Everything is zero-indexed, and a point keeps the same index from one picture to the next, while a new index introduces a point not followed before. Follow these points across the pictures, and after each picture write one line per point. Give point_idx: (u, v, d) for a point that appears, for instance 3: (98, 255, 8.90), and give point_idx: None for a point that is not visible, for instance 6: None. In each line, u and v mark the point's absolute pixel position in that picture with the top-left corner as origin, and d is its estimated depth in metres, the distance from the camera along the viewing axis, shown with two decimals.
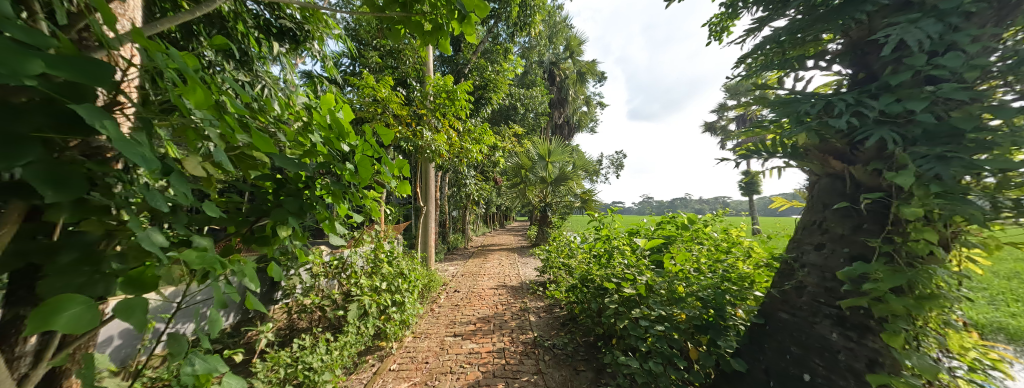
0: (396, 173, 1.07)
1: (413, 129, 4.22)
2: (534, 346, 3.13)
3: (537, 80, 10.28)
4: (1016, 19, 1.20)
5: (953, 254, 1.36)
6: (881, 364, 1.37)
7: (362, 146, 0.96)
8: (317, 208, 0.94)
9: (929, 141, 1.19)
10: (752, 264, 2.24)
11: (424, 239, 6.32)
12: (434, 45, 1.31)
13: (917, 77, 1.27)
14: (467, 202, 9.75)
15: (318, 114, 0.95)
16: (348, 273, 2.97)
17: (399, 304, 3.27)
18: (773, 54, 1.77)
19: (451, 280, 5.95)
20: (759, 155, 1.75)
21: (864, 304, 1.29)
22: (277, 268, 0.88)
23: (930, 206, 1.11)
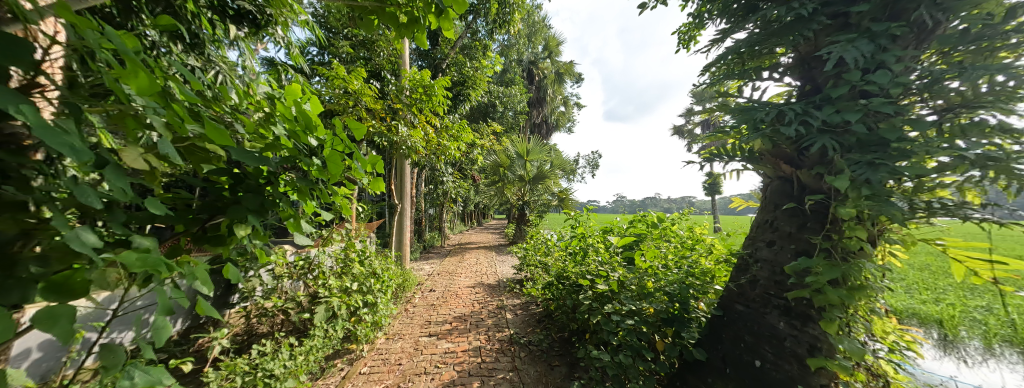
0: (369, 169, 1.02)
1: (388, 123, 4.08)
2: (510, 344, 3.15)
3: (515, 78, 10.29)
4: (931, 44, 1.37)
5: (879, 249, 1.54)
6: (819, 349, 1.52)
7: (331, 140, 0.91)
8: (280, 205, 0.88)
9: (861, 149, 1.34)
10: (713, 260, 2.45)
11: (398, 237, 6.14)
12: (409, 38, 1.26)
13: (853, 91, 1.42)
14: (444, 201, 9.59)
15: (282, 105, 0.89)
16: (315, 273, 2.81)
17: (370, 305, 3.15)
18: (733, 64, 1.89)
19: (427, 279, 5.84)
20: (721, 158, 1.85)
21: (807, 295, 1.43)
22: (234, 270, 0.82)
23: (860, 207, 1.25)
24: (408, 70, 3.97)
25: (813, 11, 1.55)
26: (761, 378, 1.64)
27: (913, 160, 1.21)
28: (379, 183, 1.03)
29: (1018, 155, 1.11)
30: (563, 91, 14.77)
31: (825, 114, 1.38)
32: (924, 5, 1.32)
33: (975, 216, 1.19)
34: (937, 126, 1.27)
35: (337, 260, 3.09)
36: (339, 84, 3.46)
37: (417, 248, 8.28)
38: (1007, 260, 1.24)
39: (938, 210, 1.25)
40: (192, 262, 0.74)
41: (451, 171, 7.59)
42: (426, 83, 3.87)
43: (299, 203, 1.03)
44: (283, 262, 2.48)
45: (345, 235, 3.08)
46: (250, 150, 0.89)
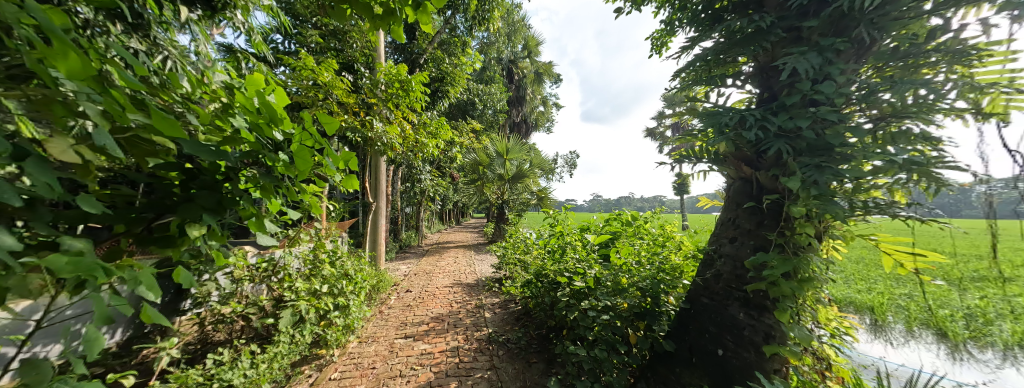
0: (343, 167, 0.96)
1: (362, 118, 3.92)
2: (488, 343, 3.15)
3: (495, 76, 10.24)
4: (867, 59, 1.52)
5: (824, 245, 1.70)
6: (773, 336, 1.65)
7: (299, 134, 0.86)
8: (241, 204, 0.82)
9: (811, 153, 1.47)
10: (682, 255, 2.58)
11: (373, 237, 5.94)
12: (385, 31, 1.21)
13: (805, 99, 1.54)
14: (422, 199, 9.39)
15: (244, 95, 0.83)
16: (280, 276, 2.65)
17: (341, 308, 3.03)
18: (701, 71, 1.99)
19: (403, 279, 5.70)
20: (689, 160, 1.95)
21: (764, 287, 1.54)
22: (186, 273, 0.76)
23: (810, 206, 1.37)
24: (384, 64, 3.83)
25: (770, 25, 1.68)
26: (723, 365, 1.75)
27: (853, 164, 1.34)
28: (353, 181, 0.95)
29: (936, 160, 1.27)
30: (542, 91, 14.89)
31: (780, 120, 1.50)
32: (863, 23, 1.47)
33: (902, 213, 1.37)
34: (872, 133, 1.42)
35: (304, 262, 2.93)
36: (310, 75, 3.28)
37: (393, 248, 8.05)
38: (926, 251, 1.44)
39: (873, 208, 1.40)
40: (135, 265, 0.68)
41: (429, 169, 7.44)
42: (403, 78, 3.76)
43: (263, 201, 0.96)
44: (245, 264, 2.30)
45: (314, 235, 2.92)
46: (205, 143, 0.82)
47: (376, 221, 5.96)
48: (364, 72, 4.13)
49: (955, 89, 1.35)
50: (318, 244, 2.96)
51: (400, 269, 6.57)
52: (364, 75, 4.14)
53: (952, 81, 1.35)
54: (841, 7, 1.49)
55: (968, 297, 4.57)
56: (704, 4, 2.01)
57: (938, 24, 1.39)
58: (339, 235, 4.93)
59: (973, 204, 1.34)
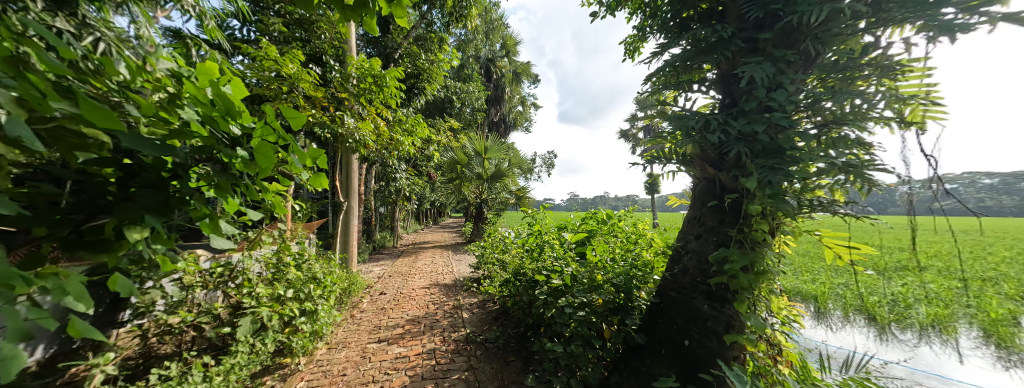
0: (311, 165, 0.89)
1: (332, 114, 3.73)
2: (466, 343, 3.12)
3: (473, 75, 10.12)
4: (813, 70, 1.67)
5: (777, 240, 1.84)
6: (734, 326, 1.76)
7: (260, 129, 0.80)
8: (191, 203, 0.75)
9: (766, 155, 1.59)
10: (653, 252, 2.70)
11: (344, 238, 5.70)
12: (357, 22, 1.16)
13: (760, 106, 1.66)
14: (397, 198, 9.11)
15: (195, 85, 0.76)
16: (238, 281, 2.46)
17: (308, 313, 2.88)
18: (670, 76, 2.08)
19: (377, 282, 5.50)
20: (659, 160, 2.04)
21: (725, 280, 1.65)
22: (124, 281, 0.70)
23: (765, 204, 1.48)
24: (355, 57, 3.66)
25: (730, 36, 1.80)
26: (689, 355, 1.84)
27: (801, 166, 1.47)
28: (322, 180, 0.87)
29: (870, 163, 1.42)
30: (520, 91, 14.93)
31: (740, 124, 1.61)
32: (809, 37, 1.60)
33: (841, 211, 1.52)
34: (818, 138, 1.55)
35: (265, 265, 2.75)
36: (274, 67, 3.06)
37: (367, 249, 7.77)
38: (861, 244, 1.61)
39: (817, 206, 1.54)
40: (62, 272, 0.61)
41: (405, 168, 7.24)
42: (376, 73, 3.61)
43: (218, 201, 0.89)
44: (197, 269, 2.09)
45: (277, 236, 2.74)
46: (148, 137, 0.75)
47: (348, 222, 5.71)
48: (334, 65, 3.93)
49: (884, 100, 1.52)
50: (281, 246, 2.77)
51: (374, 271, 6.35)
52: (334, 68, 3.93)
53: (881, 93, 1.51)
54: (792, 22, 1.62)
55: (895, 285, 5.16)
56: (673, 13, 2.12)
57: (870, 41, 1.55)
58: (307, 237, 4.68)
59: (898, 202, 1.52)
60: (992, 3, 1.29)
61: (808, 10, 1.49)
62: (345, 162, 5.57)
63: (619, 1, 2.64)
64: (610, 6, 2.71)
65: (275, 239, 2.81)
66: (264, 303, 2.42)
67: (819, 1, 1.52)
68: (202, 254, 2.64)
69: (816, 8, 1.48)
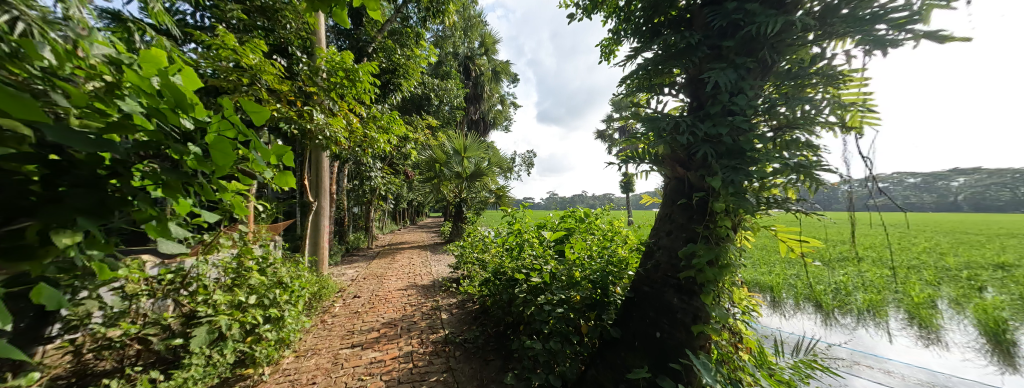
0: (275, 163, 0.83)
1: (300, 109, 3.52)
2: (444, 344, 3.07)
3: (451, 72, 9.97)
4: (769, 77, 1.79)
5: (740, 235, 1.96)
6: (700, 317, 1.86)
7: (215, 123, 0.74)
8: (135, 205, 0.69)
9: (729, 156, 1.69)
10: (628, 249, 2.80)
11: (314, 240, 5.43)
12: (326, 12, 1.09)
13: (724, 109, 1.76)
14: (371, 198, 8.80)
15: (137, 75, 0.69)
16: (191, 288, 2.27)
17: (273, 320, 2.72)
18: (643, 79, 2.16)
19: (350, 284, 5.28)
20: (634, 160, 2.12)
21: (694, 274, 1.74)
22: (46, 294, 0.64)
23: (728, 202, 1.59)
24: (325, 50, 3.47)
25: (697, 42, 1.89)
26: (660, 346, 1.92)
27: (759, 166, 1.58)
28: (287, 179, 0.81)
29: (818, 163, 1.55)
30: (499, 89, 14.90)
31: (706, 127, 1.70)
32: (767, 47, 1.72)
33: (794, 207, 1.66)
34: (773, 141, 1.67)
35: (223, 271, 2.55)
36: (232, 57, 2.84)
37: (339, 251, 7.46)
38: (810, 238, 1.76)
39: (773, 204, 1.68)
40: None
41: (380, 166, 7.01)
42: (348, 67, 3.44)
43: (167, 201, 0.81)
44: (143, 276, 1.89)
45: (236, 239, 2.55)
46: (82, 130, 0.67)
47: (318, 223, 5.45)
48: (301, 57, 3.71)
49: (829, 106, 1.67)
50: (242, 250, 2.58)
51: (347, 273, 6.09)
52: (301, 61, 3.72)
53: (827, 99, 1.66)
54: (751, 31, 1.73)
55: (839, 274, 5.71)
56: (646, 18, 2.20)
57: (818, 52, 1.69)
58: (274, 239, 4.42)
59: (840, 200, 1.68)
60: (916, 21, 1.45)
61: (766, 21, 1.60)
62: (314, 160, 5.32)
63: (596, 5, 2.70)
64: (587, 9, 2.77)
65: (235, 242, 2.61)
66: (222, 311, 2.26)
67: (775, 13, 1.63)
68: (149, 259, 2.40)
69: (773, 19, 1.59)
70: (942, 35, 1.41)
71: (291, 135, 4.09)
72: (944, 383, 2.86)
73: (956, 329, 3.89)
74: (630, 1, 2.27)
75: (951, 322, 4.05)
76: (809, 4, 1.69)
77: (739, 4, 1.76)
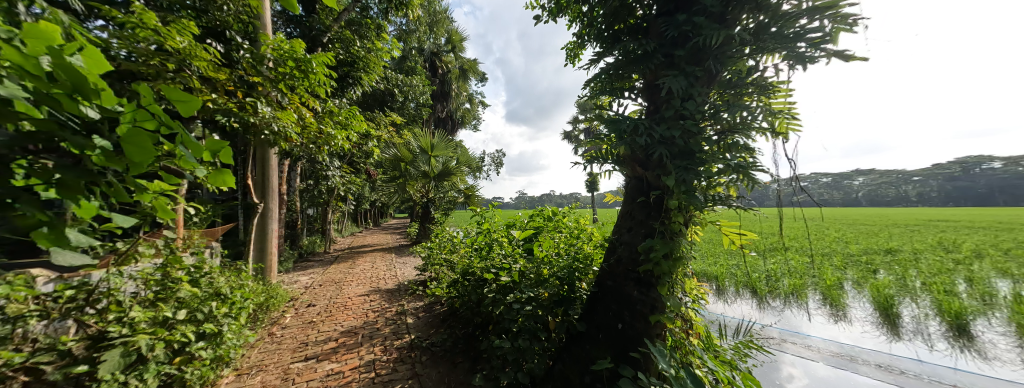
0: (208, 160, 0.73)
1: (242, 100, 3.16)
2: (411, 350, 2.97)
3: (415, 68, 9.65)
4: (714, 85, 1.96)
5: (692, 230, 2.13)
6: (657, 307, 2.00)
7: (127, 114, 0.63)
8: (17, 210, 0.57)
9: (681, 157, 1.82)
10: (593, 245, 2.91)
11: (259, 245, 4.96)
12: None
13: (676, 113, 1.90)
14: (329, 199, 8.21)
15: (20, 53, 0.57)
16: (102, 304, 1.95)
17: (208, 336, 2.43)
18: (605, 83, 2.26)
19: (304, 292, 4.89)
20: (598, 161, 2.22)
21: (653, 267, 1.87)
22: None
23: (681, 199, 1.73)
24: (271, 37, 3.15)
25: (653, 50, 2.01)
26: (621, 337, 2.02)
27: (707, 166, 1.74)
28: (224, 178, 0.70)
29: (754, 165, 1.74)
30: (468, 88, 14.68)
31: (661, 130, 1.82)
32: (712, 57, 1.88)
33: (734, 204, 1.85)
34: (718, 143, 1.84)
35: (143, 283, 2.21)
36: (153, 39, 2.39)
37: (291, 256, 6.87)
38: (749, 231, 1.97)
39: (718, 201, 1.85)
40: None
41: (338, 164, 6.57)
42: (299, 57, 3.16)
43: (62, 204, 0.68)
44: (34, 293, 1.57)
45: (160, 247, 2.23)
46: None
47: (265, 226, 4.99)
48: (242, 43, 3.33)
49: (762, 114, 1.87)
50: (168, 259, 2.26)
51: (301, 280, 5.63)
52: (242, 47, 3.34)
53: (761, 108, 1.86)
54: (699, 42, 1.87)
55: (772, 263, 6.44)
56: (607, 24, 2.32)
57: (753, 65, 1.89)
58: (212, 246, 3.95)
59: (771, 196, 1.90)
60: (828, 41, 1.68)
61: (711, 33, 1.74)
62: (259, 158, 4.87)
63: (561, 8, 2.77)
64: (553, 12, 2.82)
65: (159, 251, 2.28)
66: (141, 329, 1.97)
67: (718, 27, 1.79)
68: (43, 274, 2.01)
69: (717, 33, 1.74)
70: (848, 54, 1.65)
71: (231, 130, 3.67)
72: (851, 353, 3.36)
73: (857, 307, 4.58)
74: (593, 7, 2.37)
75: (853, 301, 4.77)
76: (745, 21, 1.88)
77: (689, 17, 1.90)
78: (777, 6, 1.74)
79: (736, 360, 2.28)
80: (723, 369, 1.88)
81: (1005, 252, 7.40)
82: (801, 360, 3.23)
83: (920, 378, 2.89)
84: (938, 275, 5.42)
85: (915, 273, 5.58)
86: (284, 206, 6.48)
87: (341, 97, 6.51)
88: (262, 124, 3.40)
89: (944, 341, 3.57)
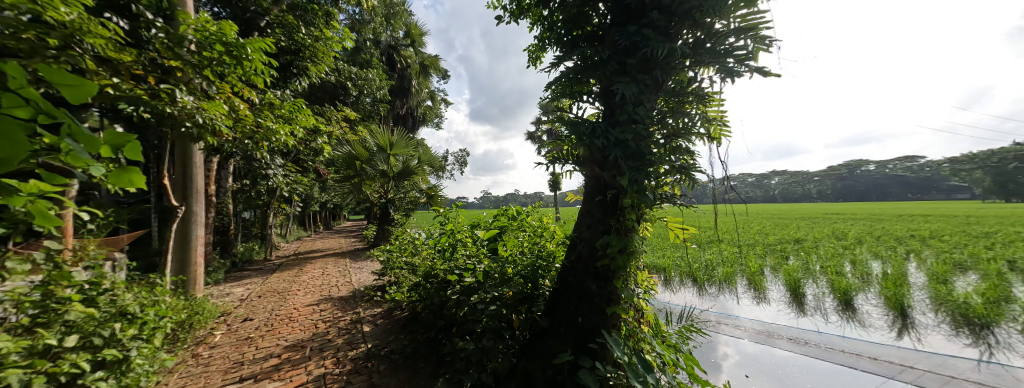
0: (107, 157, 0.61)
1: (154, 87, 2.70)
2: (368, 360, 2.81)
3: (371, 60, 9.11)
4: (660, 92, 2.11)
5: (645, 226, 2.28)
6: (613, 299, 2.11)
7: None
8: None
9: (634, 158, 1.93)
10: (555, 242, 2.99)
11: (180, 254, 4.31)
12: None
13: (629, 117, 2.00)
14: (270, 200, 7.40)
15: None
16: None
17: (107, 364, 2.05)
18: (565, 86, 2.34)
19: (239, 305, 4.35)
20: (560, 161, 2.30)
21: (610, 261, 1.98)
22: None
23: (634, 198, 1.86)
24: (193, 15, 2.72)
25: (607, 57, 2.12)
26: (581, 330, 2.10)
27: (655, 167, 1.88)
28: (131, 178, 0.59)
29: (695, 166, 1.92)
30: (430, 85, 14.13)
31: (616, 133, 1.92)
32: (659, 67, 2.02)
33: (678, 202, 2.03)
34: (665, 146, 2.01)
35: (12, 307, 1.79)
36: (27, 7, 1.74)
37: (223, 266, 6.07)
38: (691, 225, 2.18)
39: (665, 199, 2.01)
40: None
41: (281, 162, 5.96)
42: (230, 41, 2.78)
43: None
44: None
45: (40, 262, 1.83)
46: None
47: (187, 232, 4.35)
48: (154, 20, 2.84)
49: (700, 120, 2.07)
50: (51, 277, 1.86)
51: (234, 292, 4.99)
52: (153, 25, 2.85)
53: (699, 115, 2.06)
54: (647, 52, 2.00)
55: (711, 254, 7.17)
56: (566, 29, 2.42)
57: (692, 76, 2.08)
58: (117, 257, 3.35)
59: (709, 194, 2.11)
60: (751, 59, 1.91)
61: (658, 45, 1.88)
62: (180, 154, 4.26)
63: (522, 10, 2.78)
64: (515, 13, 2.83)
65: (38, 266, 1.87)
66: (11, 362, 1.59)
67: (663, 39, 1.93)
68: None
69: (663, 45, 1.87)
70: (766, 71, 1.89)
71: (140, 121, 3.13)
72: (771, 329, 3.89)
73: (776, 290, 5.30)
74: (552, 12, 2.45)
75: (773, 285, 5.50)
76: (686, 36, 2.06)
77: (638, 28, 2.02)
78: (710, 25, 1.94)
79: (680, 344, 2.51)
80: (669, 353, 2.04)
81: (879, 239, 9.08)
82: (734, 340, 3.66)
83: (820, 347, 3.44)
84: (832, 259, 6.49)
85: (815, 258, 6.63)
86: (213, 209, 5.72)
87: (284, 88, 5.91)
88: (182, 115, 2.94)
89: (836, 314, 4.29)
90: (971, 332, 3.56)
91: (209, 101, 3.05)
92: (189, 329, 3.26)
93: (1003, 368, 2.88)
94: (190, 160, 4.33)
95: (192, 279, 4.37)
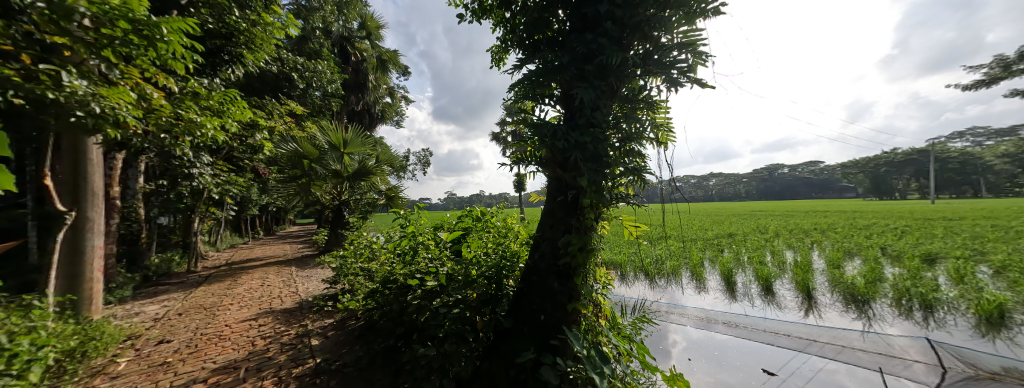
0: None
1: (30, 67, 2.21)
2: (316, 376, 2.58)
3: (320, 51, 8.38)
4: (615, 97, 2.21)
5: (603, 225, 2.39)
6: (574, 296, 2.18)
7: None
8: None
9: (593, 160, 2.02)
10: (519, 242, 3.01)
11: (68, 269, 3.59)
12: None
13: (588, 121, 2.07)
14: (196, 203, 6.47)
15: None
16: None
17: None
18: (527, 88, 2.37)
19: (154, 325, 3.75)
20: (522, 162, 2.33)
21: (571, 261, 2.05)
22: None
23: (592, 198, 1.96)
24: None
25: (567, 62, 2.18)
26: (543, 328, 2.14)
27: (612, 169, 1.99)
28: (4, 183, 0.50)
29: (646, 168, 2.06)
30: (388, 81, 13.41)
31: (576, 135, 1.99)
32: (613, 74, 2.13)
33: (630, 202, 2.16)
34: (619, 149, 2.11)
35: None
36: None
37: (131, 281, 5.17)
38: (643, 223, 2.33)
39: (620, 199, 2.13)
40: None
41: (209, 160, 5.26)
42: (139, 19, 2.37)
43: None
44: None
45: None
46: None
47: (79, 242, 3.63)
48: None
49: (649, 126, 2.23)
50: None
51: (147, 312, 4.27)
52: None
53: (648, 120, 2.21)
54: (603, 60, 2.10)
55: (660, 249, 7.75)
56: (528, 34, 2.48)
57: (643, 84, 2.23)
58: None
59: (658, 194, 2.27)
60: (691, 71, 2.09)
61: (612, 54, 1.98)
62: (68, 149, 3.56)
63: (485, 11, 2.75)
64: (477, 13, 2.79)
65: None
66: None
67: (617, 48, 2.03)
68: None
69: (616, 53, 1.97)
70: (704, 82, 2.09)
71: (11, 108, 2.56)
72: (709, 315, 4.32)
73: (712, 280, 5.91)
74: (514, 14, 2.47)
75: (711, 276, 6.12)
76: (637, 47, 2.20)
77: (595, 37, 2.11)
78: (658, 38, 2.10)
79: (634, 334, 2.66)
80: (624, 344, 2.16)
81: (795, 232, 10.52)
82: (678, 327, 4.00)
83: (747, 328, 3.91)
84: (760, 251, 7.35)
85: (746, 250, 7.47)
86: (115, 215, 4.84)
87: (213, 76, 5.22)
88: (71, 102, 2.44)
89: (760, 299, 4.90)
90: (857, 308, 4.28)
91: (109, 87, 2.58)
92: (81, 358, 2.73)
93: (878, 335, 3.51)
94: (85, 156, 3.63)
95: (87, 299, 3.65)
